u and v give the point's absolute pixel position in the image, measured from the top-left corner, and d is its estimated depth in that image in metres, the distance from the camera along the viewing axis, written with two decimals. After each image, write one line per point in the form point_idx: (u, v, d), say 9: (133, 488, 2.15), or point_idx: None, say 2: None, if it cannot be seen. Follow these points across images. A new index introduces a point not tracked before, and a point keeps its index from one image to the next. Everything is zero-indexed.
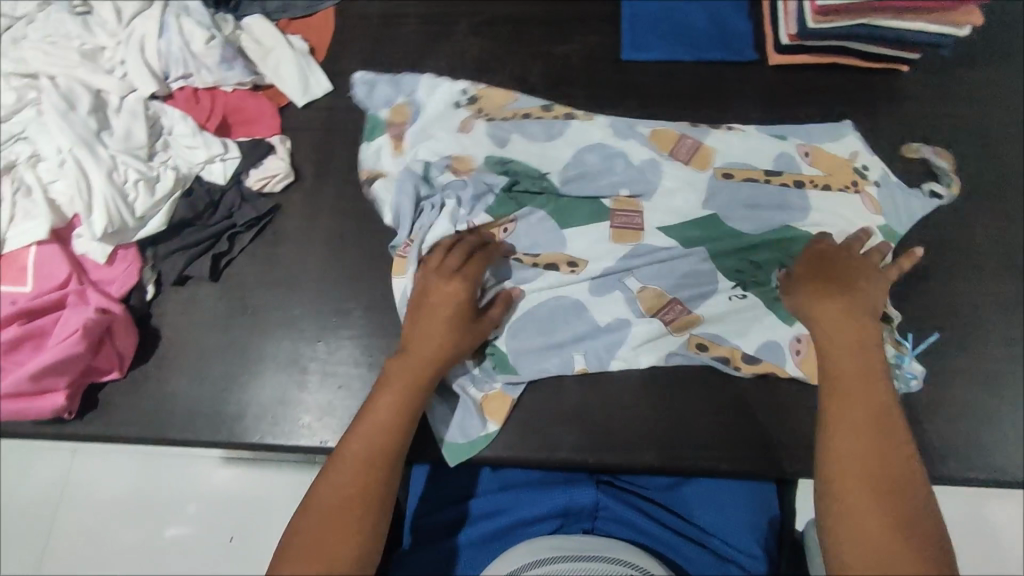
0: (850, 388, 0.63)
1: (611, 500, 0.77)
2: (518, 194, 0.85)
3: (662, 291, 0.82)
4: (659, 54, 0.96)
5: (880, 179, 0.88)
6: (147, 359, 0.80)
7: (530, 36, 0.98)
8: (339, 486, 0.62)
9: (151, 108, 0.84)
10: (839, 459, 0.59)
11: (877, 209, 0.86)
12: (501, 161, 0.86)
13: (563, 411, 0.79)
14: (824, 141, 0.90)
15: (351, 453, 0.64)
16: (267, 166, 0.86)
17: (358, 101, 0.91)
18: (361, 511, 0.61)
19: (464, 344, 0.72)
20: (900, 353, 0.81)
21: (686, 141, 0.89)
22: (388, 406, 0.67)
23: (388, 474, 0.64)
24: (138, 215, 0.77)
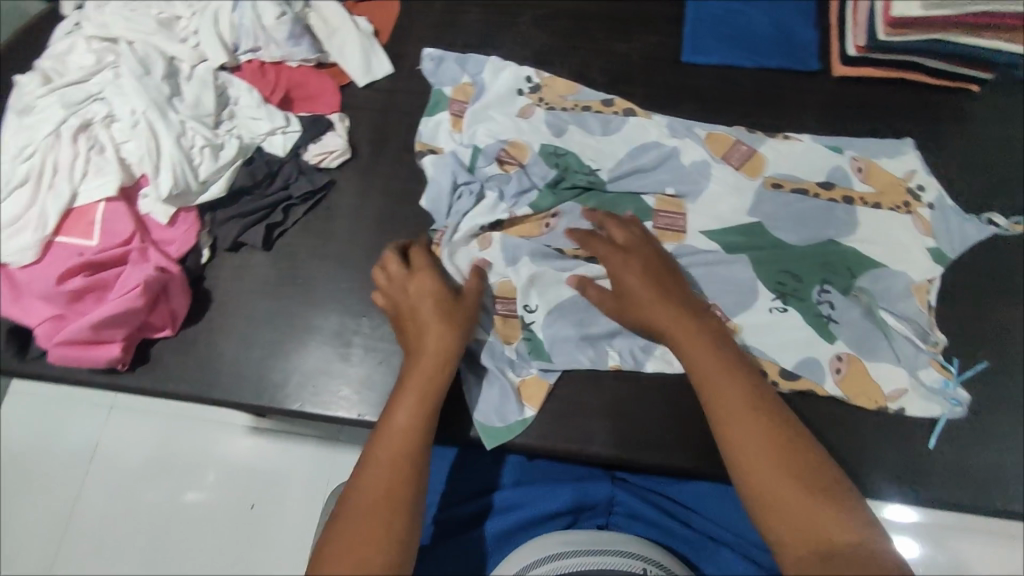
0: (715, 376, 0.63)
1: (626, 496, 0.77)
2: (567, 186, 0.85)
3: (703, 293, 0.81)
4: (720, 58, 0.95)
5: (935, 202, 0.85)
6: (198, 320, 0.82)
7: (591, 31, 0.98)
8: (367, 494, 0.58)
9: (219, 78, 0.87)
10: (741, 450, 0.58)
11: (928, 231, 0.83)
12: (552, 153, 0.87)
13: (597, 404, 0.78)
14: (881, 157, 0.88)
15: (376, 459, 0.60)
16: (326, 142, 0.88)
17: (426, 76, 0.93)
18: (392, 518, 0.56)
19: (458, 328, 0.70)
20: (944, 378, 0.79)
21: (740, 147, 0.88)
22: (410, 410, 0.64)
23: (416, 476, 0.60)
24: (201, 179, 0.80)
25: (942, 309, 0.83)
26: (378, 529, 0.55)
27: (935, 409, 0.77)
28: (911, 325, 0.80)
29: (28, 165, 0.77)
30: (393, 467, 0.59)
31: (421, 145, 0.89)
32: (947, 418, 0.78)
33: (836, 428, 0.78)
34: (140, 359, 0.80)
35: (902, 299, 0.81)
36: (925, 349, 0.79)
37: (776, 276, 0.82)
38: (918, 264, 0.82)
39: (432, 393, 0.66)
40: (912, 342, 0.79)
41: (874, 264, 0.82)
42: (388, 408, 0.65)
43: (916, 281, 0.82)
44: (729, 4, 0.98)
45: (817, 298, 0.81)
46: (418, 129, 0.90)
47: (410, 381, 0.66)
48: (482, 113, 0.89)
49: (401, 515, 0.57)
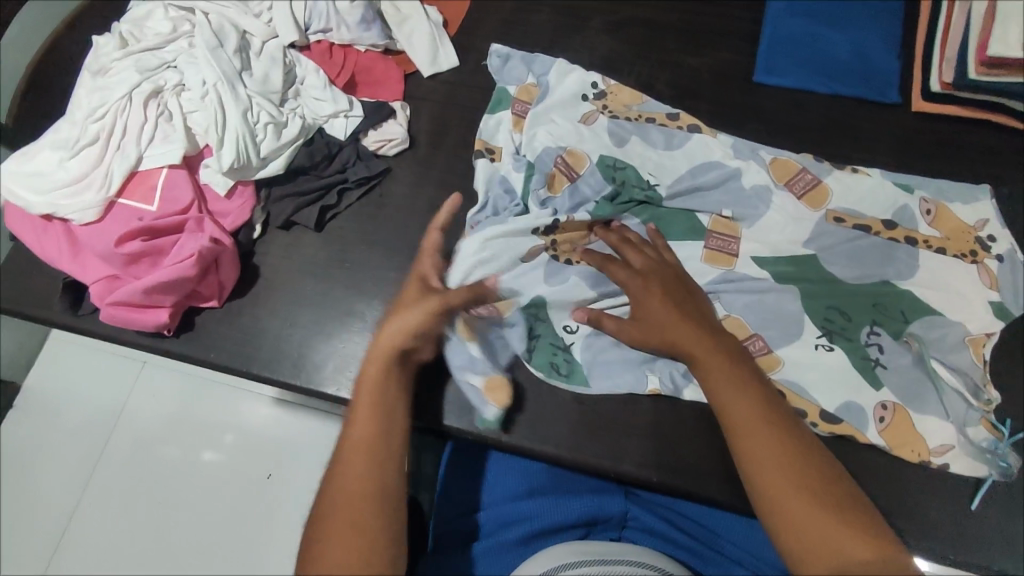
0: (741, 407, 0.60)
1: (642, 511, 0.75)
2: (622, 201, 0.84)
3: (745, 322, 0.77)
4: (794, 81, 0.92)
5: (1005, 255, 0.81)
6: (244, 293, 0.83)
7: (662, 42, 0.96)
8: (333, 515, 0.56)
9: (288, 56, 0.87)
10: (769, 478, 0.56)
11: (993, 284, 0.79)
12: (610, 166, 0.85)
13: (634, 424, 0.75)
14: (953, 201, 0.84)
15: (338, 476, 0.59)
16: (385, 130, 0.88)
17: (492, 73, 0.93)
18: (364, 532, 0.56)
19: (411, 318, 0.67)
20: (994, 438, 0.73)
21: (805, 175, 0.84)
22: (365, 418, 0.62)
23: (376, 475, 0.59)
24: (262, 155, 0.80)
25: (1004, 365, 0.78)
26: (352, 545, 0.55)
27: (982, 470, 0.71)
28: (963, 379, 0.75)
29: (99, 125, 0.79)
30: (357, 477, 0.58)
31: (479, 142, 0.87)
32: (994, 479, 0.72)
33: (891, 481, 0.72)
34: (185, 327, 0.81)
35: (954, 351, 0.75)
36: (976, 406, 0.73)
37: (823, 313, 0.78)
38: (979, 317, 0.77)
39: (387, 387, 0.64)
40: (963, 396, 0.73)
41: (929, 310, 0.78)
42: (344, 421, 0.62)
43: (973, 334, 0.76)
44: (810, 26, 0.94)
45: (865, 340, 0.76)
46: (478, 126, 0.89)
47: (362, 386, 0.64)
48: (544, 115, 0.88)
49: (371, 525, 0.56)
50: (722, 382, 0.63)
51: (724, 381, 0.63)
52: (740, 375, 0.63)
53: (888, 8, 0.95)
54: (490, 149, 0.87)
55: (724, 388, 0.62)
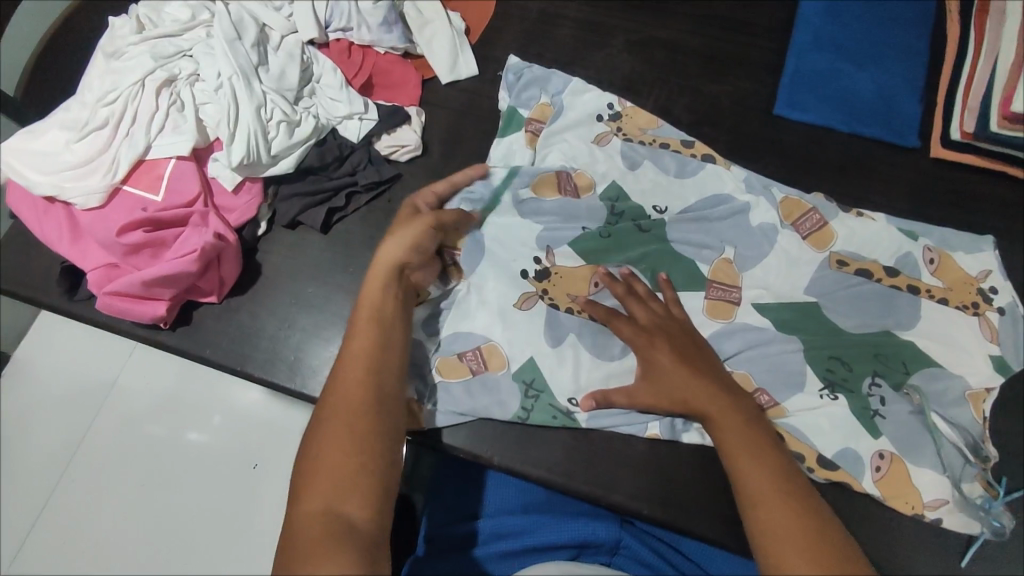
0: (759, 479, 0.60)
1: (634, 541, 0.74)
2: (621, 226, 0.83)
3: (751, 376, 0.76)
4: (814, 117, 0.91)
5: (1005, 307, 0.80)
6: (243, 291, 0.82)
7: (684, 66, 0.95)
8: (322, 437, 0.58)
9: (306, 53, 0.87)
10: (774, 538, 0.56)
11: (994, 338, 0.78)
12: (611, 195, 0.85)
13: (628, 456, 0.74)
14: (954, 249, 0.83)
15: (333, 394, 0.61)
16: (400, 135, 0.87)
17: (502, 86, 0.91)
18: (349, 454, 0.57)
19: (410, 239, 0.71)
20: (988, 496, 0.72)
21: (813, 215, 0.83)
22: (363, 335, 0.64)
23: (376, 391, 0.61)
24: (273, 153, 0.79)
25: (1006, 421, 0.77)
26: (343, 468, 0.56)
27: (975, 527, 0.70)
28: (962, 434, 0.74)
29: (109, 110, 0.77)
30: (353, 391, 0.61)
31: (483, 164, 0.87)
32: (986, 538, 0.71)
33: (880, 532, 0.72)
34: (181, 320, 0.80)
35: (955, 406, 0.75)
36: (973, 462, 0.73)
37: (824, 363, 0.76)
38: (977, 369, 0.77)
39: (386, 307, 0.67)
40: (961, 452, 0.73)
41: (931, 362, 0.77)
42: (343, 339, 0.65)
43: (973, 387, 0.76)
44: (834, 62, 0.94)
45: (867, 391, 0.75)
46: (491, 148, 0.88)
47: (375, 312, 0.66)
48: (557, 134, 0.87)
49: (360, 439, 0.58)
50: (741, 451, 0.63)
51: (739, 450, 0.63)
52: (756, 441, 0.63)
53: (916, 48, 0.93)
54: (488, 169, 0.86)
55: (743, 456, 0.62)
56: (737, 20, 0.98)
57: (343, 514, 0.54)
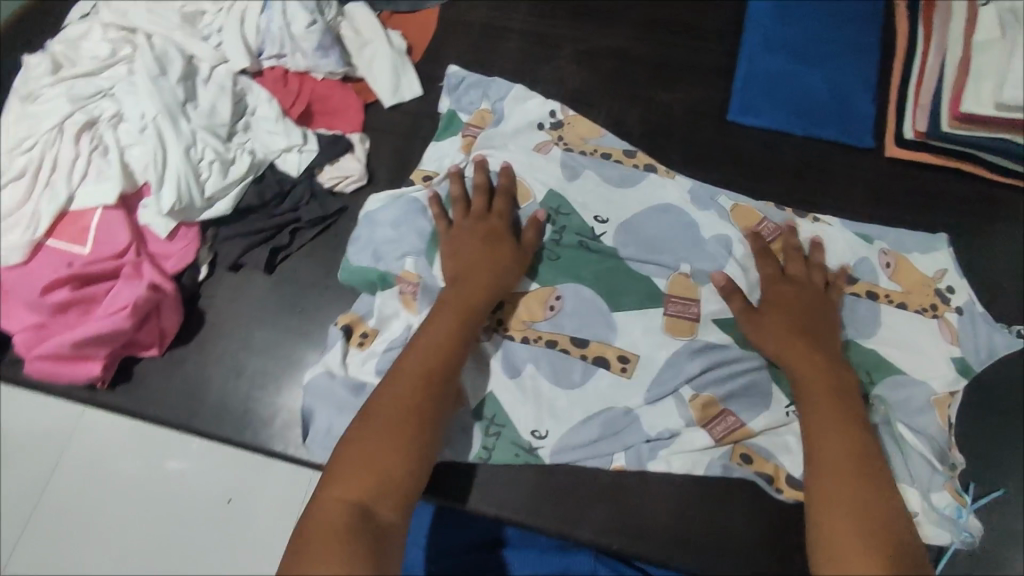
0: (838, 472, 0.61)
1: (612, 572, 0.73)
2: (565, 246, 0.80)
3: (716, 398, 0.74)
4: (767, 122, 0.90)
5: (964, 306, 0.79)
6: (187, 341, 0.78)
7: (635, 76, 0.93)
8: (374, 429, 0.59)
9: (239, 84, 0.82)
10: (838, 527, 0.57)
11: (954, 339, 0.78)
12: (554, 209, 0.81)
13: (594, 488, 0.72)
14: (913, 250, 0.82)
15: (391, 384, 0.62)
16: (342, 166, 0.83)
17: (444, 89, 0.89)
18: (396, 454, 0.58)
19: (510, 267, 0.72)
20: (958, 505, 0.71)
21: (768, 224, 0.82)
22: (439, 339, 0.66)
23: (437, 401, 0.62)
24: (206, 196, 0.75)
25: (972, 423, 0.77)
26: (386, 462, 0.57)
27: (943, 537, 0.70)
28: (928, 442, 0.73)
29: (27, 159, 0.73)
30: (413, 391, 0.62)
31: (416, 175, 0.83)
32: (957, 547, 0.71)
33: None
34: (122, 378, 0.76)
35: (918, 414, 0.74)
36: (941, 470, 0.72)
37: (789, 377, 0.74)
38: (940, 372, 0.76)
39: (466, 323, 0.68)
40: (926, 459, 0.72)
41: (895, 369, 0.76)
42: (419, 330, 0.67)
43: (937, 393, 0.75)
44: (785, 63, 0.92)
45: None
46: (426, 153, 0.86)
47: (443, 315, 0.68)
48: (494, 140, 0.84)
49: (409, 442, 0.59)
50: (830, 440, 0.63)
51: (829, 441, 0.63)
52: (849, 434, 0.64)
53: (867, 44, 0.92)
54: (428, 177, 0.83)
55: (830, 445, 0.63)
56: (685, 23, 0.96)
57: (380, 516, 0.55)
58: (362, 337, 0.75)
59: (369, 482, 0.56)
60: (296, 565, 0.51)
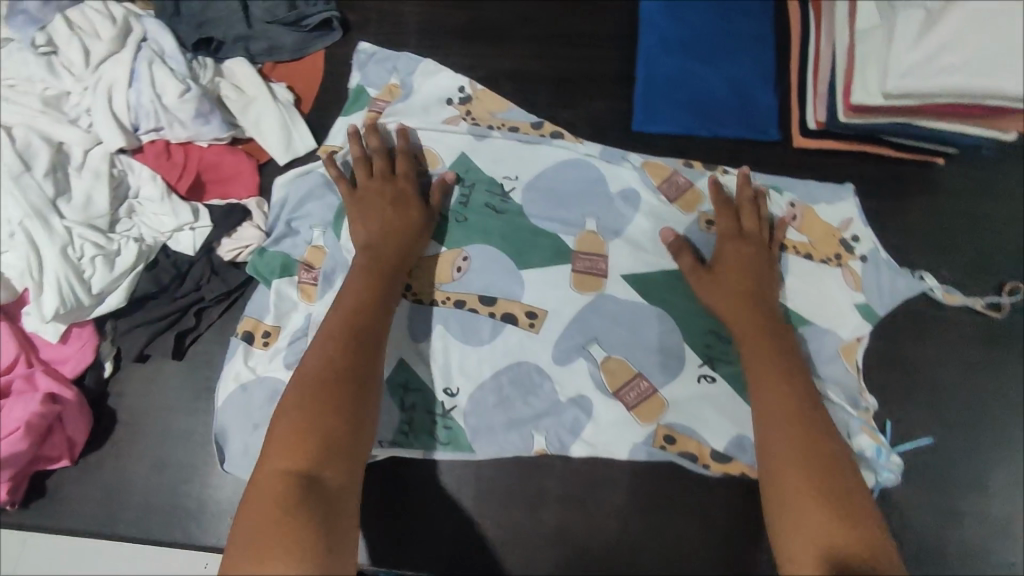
0: (781, 414, 0.63)
1: None
2: (473, 206, 0.81)
3: (628, 362, 0.76)
4: (671, 127, 0.88)
5: (868, 254, 0.82)
6: (102, 445, 0.75)
7: (534, 95, 0.91)
8: (306, 392, 0.58)
9: (117, 166, 0.78)
10: (781, 453, 0.59)
11: (858, 286, 0.80)
12: (462, 172, 0.82)
13: (545, 532, 0.74)
14: (819, 202, 0.84)
15: (316, 353, 0.62)
16: (241, 236, 0.79)
17: (354, 65, 0.90)
18: (336, 416, 0.58)
19: (420, 227, 0.74)
20: (877, 446, 0.74)
21: (677, 178, 0.85)
22: (360, 306, 0.66)
23: (366, 362, 0.63)
24: (94, 292, 0.72)
25: (902, 404, 0.78)
26: (325, 423, 0.57)
27: (867, 479, 0.72)
28: (839, 390, 0.76)
29: None
30: (340, 354, 0.62)
31: (323, 148, 0.85)
32: (883, 486, 0.74)
33: None
34: (35, 494, 0.73)
35: (830, 361, 0.77)
36: (856, 415, 0.75)
37: (702, 337, 0.77)
38: (847, 321, 0.79)
39: (385, 287, 0.69)
40: (842, 408, 0.75)
41: (807, 320, 0.79)
42: (338, 301, 0.68)
43: (845, 340, 0.78)
44: (683, 64, 0.90)
45: None
46: (333, 126, 0.88)
47: (362, 282, 0.68)
48: (400, 112, 0.86)
49: (346, 403, 0.59)
50: (773, 386, 0.65)
51: (775, 389, 0.65)
52: (790, 375, 0.66)
53: (761, 36, 0.91)
54: (334, 150, 0.85)
55: (774, 390, 0.65)
56: (578, 33, 0.93)
57: (327, 479, 0.54)
58: (265, 337, 0.76)
59: (308, 444, 0.55)
60: (245, 534, 0.49)
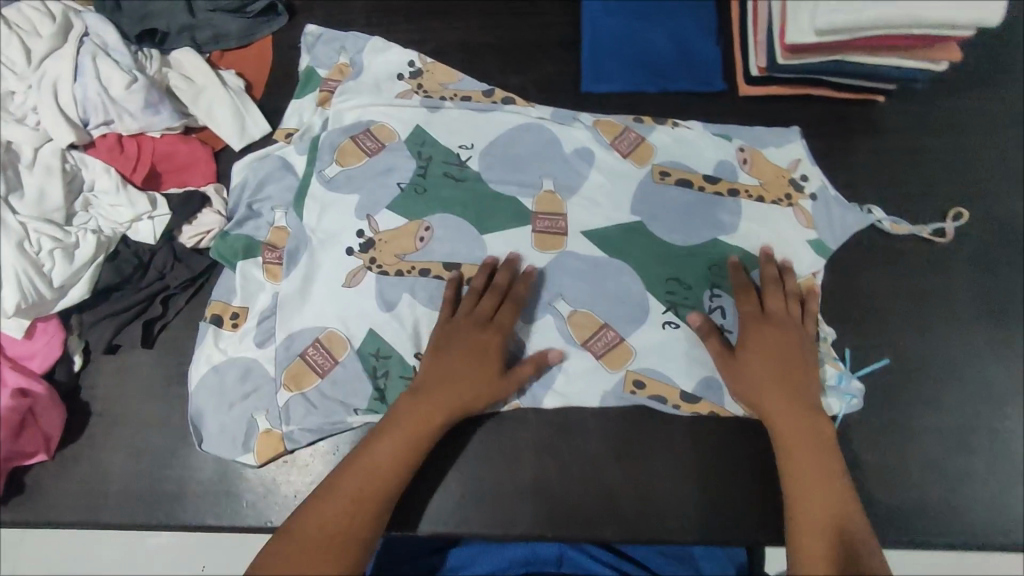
0: (806, 521, 0.64)
1: (575, 551, 0.83)
2: (432, 176, 0.81)
3: (594, 314, 0.78)
4: (619, 85, 0.90)
5: (817, 192, 0.85)
6: (78, 438, 0.75)
7: (483, 64, 0.92)
8: (303, 537, 0.63)
9: (69, 161, 0.78)
10: (806, 554, 0.62)
11: (809, 223, 0.83)
12: (417, 145, 0.83)
13: (523, 484, 0.75)
14: (767, 146, 0.87)
15: (328, 497, 0.65)
16: (202, 221, 0.80)
17: (302, 47, 0.91)
18: (320, 569, 0.61)
19: (490, 386, 0.72)
20: (838, 372, 0.77)
21: (629, 133, 0.86)
22: (384, 458, 0.68)
23: (371, 519, 0.66)
24: (56, 286, 0.72)
25: (859, 333, 0.81)
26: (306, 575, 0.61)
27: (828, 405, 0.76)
28: None
29: None
30: (349, 505, 0.65)
31: (280, 132, 0.87)
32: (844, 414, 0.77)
33: (767, 483, 0.76)
34: (13, 491, 0.73)
35: None
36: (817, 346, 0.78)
37: (663, 286, 0.79)
38: (802, 258, 0.82)
39: (417, 440, 0.69)
40: None
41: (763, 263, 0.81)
42: (369, 438, 0.70)
43: (801, 276, 0.81)
44: (627, 24, 0.92)
45: (708, 303, 0.79)
46: (287, 110, 0.89)
47: (394, 434, 0.69)
48: (351, 89, 0.86)
49: (334, 556, 0.62)
50: (807, 505, 0.65)
51: (805, 491, 0.66)
52: (825, 495, 0.66)
53: None
54: (291, 134, 0.87)
55: (806, 511, 0.65)
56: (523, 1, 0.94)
57: None
58: (234, 319, 0.78)
59: None
60: None
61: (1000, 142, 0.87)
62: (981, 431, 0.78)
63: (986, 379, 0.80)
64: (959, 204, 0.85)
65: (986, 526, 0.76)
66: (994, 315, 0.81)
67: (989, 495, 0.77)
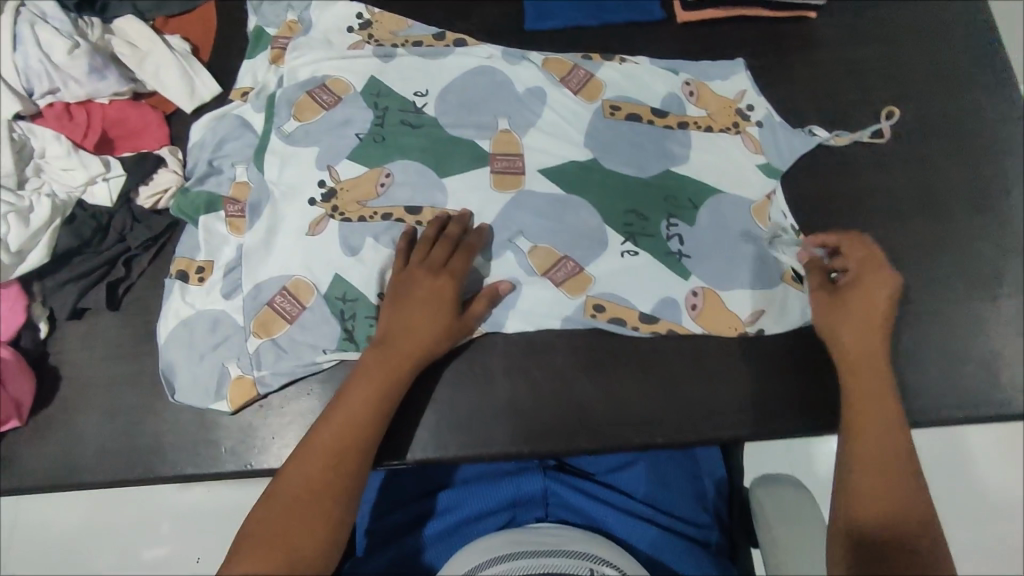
0: (865, 461, 0.63)
1: (559, 486, 0.79)
2: (389, 126, 0.82)
3: (554, 249, 0.79)
4: (562, 22, 0.92)
5: (763, 120, 0.88)
6: (48, 403, 0.75)
7: (427, 13, 0.93)
8: (284, 500, 0.61)
9: (17, 131, 0.78)
10: (857, 493, 0.62)
11: (757, 149, 0.86)
12: (373, 95, 0.83)
13: (496, 405, 0.77)
14: (712, 78, 0.90)
15: (307, 456, 0.64)
16: (159, 181, 0.80)
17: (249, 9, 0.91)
18: (304, 528, 0.60)
19: (447, 324, 0.72)
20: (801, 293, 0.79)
21: (578, 72, 0.88)
22: (358, 412, 0.67)
23: (352, 475, 0.64)
24: (14, 249, 0.73)
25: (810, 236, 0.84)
26: (289, 535, 0.59)
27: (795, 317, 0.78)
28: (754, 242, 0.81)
29: None
30: (327, 462, 0.63)
31: (235, 93, 0.87)
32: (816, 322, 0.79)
33: (733, 386, 0.77)
34: None
35: (739, 216, 0.82)
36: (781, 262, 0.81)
37: (622, 218, 0.81)
38: (753, 181, 0.84)
39: (389, 389, 0.69)
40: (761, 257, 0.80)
41: (717, 191, 0.83)
42: (341, 392, 0.69)
43: (755, 201, 0.83)
44: None
45: (667, 232, 0.81)
46: (240, 71, 0.89)
47: (366, 386, 0.69)
48: (302, 44, 0.86)
49: (319, 516, 0.60)
50: (869, 450, 0.64)
51: (873, 435, 0.65)
52: (888, 442, 0.64)
53: None
54: (246, 93, 0.87)
55: (869, 455, 0.64)
56: None
57: None
58: (199, 274, 0.78)
59: (271, 556, 0.57)
60: None
61: (929, 46, 0.91)
62: (934, 316, 0.81)
63: (934, 268, 0.82)
64: (895, 105, 0.89)
65: (947, 405, 0.78)
66: (936, 207, 0.85)
67: (948, 375, 0.79)
